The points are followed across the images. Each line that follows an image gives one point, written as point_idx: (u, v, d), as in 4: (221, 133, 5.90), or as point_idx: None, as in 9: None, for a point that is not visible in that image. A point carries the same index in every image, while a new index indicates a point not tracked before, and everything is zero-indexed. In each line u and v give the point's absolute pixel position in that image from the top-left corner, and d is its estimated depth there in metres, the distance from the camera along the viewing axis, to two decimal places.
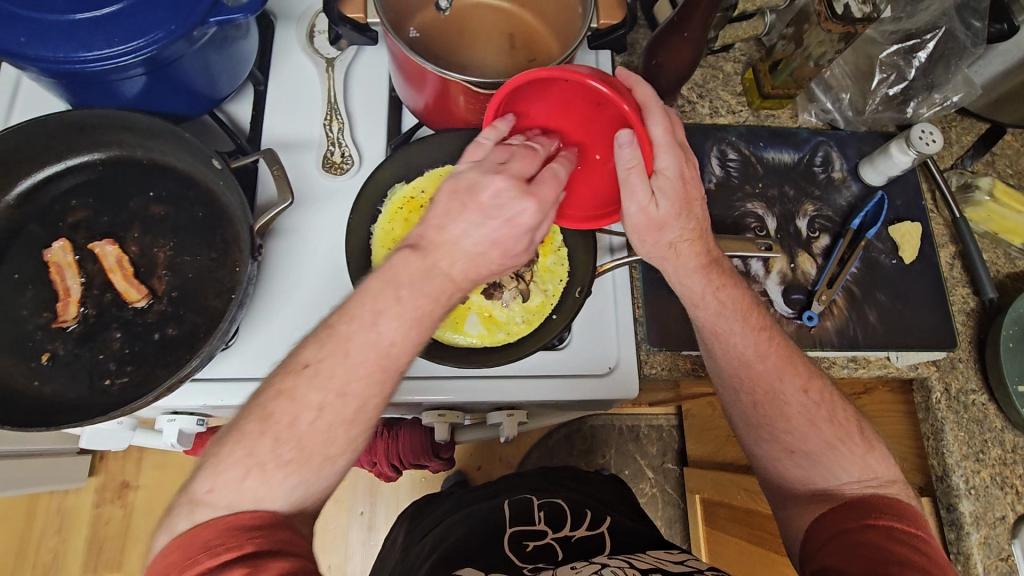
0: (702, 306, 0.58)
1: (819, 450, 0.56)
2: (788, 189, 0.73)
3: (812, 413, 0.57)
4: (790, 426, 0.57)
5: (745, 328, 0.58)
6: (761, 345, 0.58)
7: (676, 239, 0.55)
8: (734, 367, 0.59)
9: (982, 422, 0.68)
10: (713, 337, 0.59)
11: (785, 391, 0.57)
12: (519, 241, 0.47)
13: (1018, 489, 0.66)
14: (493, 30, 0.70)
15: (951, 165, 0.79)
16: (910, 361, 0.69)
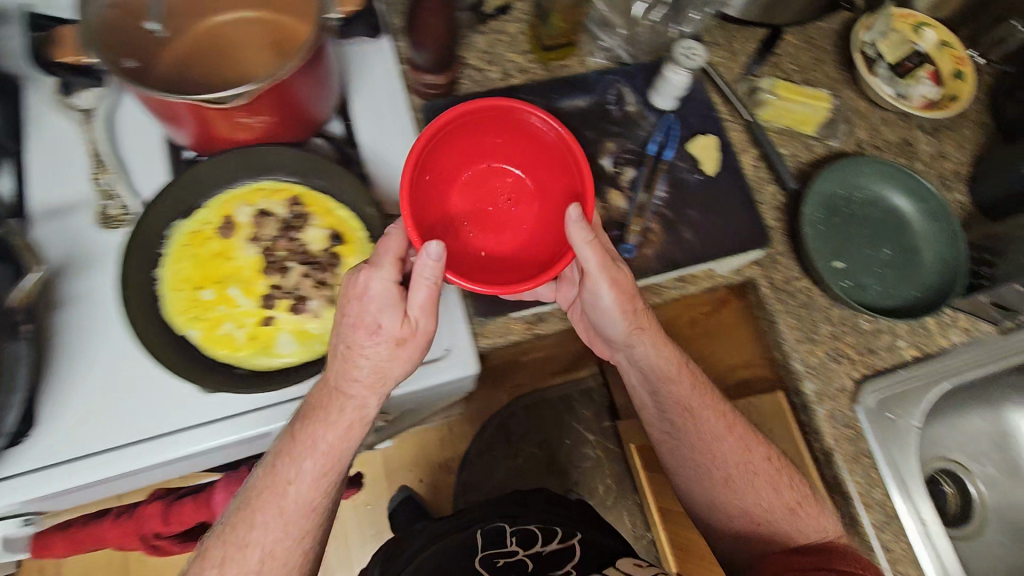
0: (670, 363, 0.66)
1: (764, 487, 0.66)
2: (587, 133, 0.74)
3: (775, 480, 0.66)
4: (750, 490, 0.65)
5: (700, 396, 0.67)
6: (724, 417, 0.68)
7: (637, 309, 0.63)
8: (703, 448, 0.67)
9: (809, 307, 0.72)
10: (683, 412, 0.67)
11: (754, 460, 0.66)
12: (379, 305, 0.54)
13: (852, 358, 0.70)
14: (256, 35, 0.67)
15: (740, 75, 0.82)
16: (732, 266, 0.72)
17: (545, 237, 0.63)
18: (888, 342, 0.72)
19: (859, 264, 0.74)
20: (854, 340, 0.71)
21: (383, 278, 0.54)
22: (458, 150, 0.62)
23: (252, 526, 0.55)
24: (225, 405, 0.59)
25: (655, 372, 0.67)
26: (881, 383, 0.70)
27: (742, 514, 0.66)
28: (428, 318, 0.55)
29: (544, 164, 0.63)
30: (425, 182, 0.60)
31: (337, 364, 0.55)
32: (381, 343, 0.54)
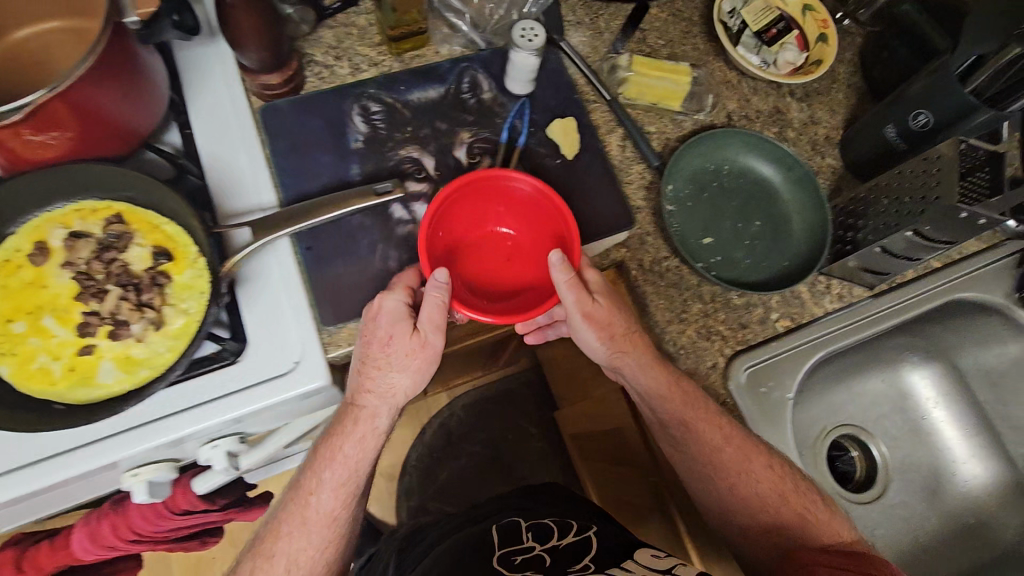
0: (663, 387, 0.65)
1: (774, 497, 0.66)
2: (440, 124, 0.71)
3: (777, 484, 0.66)
4: (763, 501, 0.65)
5: (699, 413, 0.65)
6: (726, 436, 0.65)
7: (625, 334, 0.65)
8: (706, 459, 0.65)
9: (680, 287, 0.70)
10: (682, 428, 0.65)
11: (754, 466, 0.65)
12: (389, 325, 0.60)
13: (723, 335, 0.70)
14: (63, 42, 0.61)
15: (605, 53, 0.80)
16: (598, 249, 0.71)
17: (545, 285, 0.67)
18: (760, 316, 0.71)
19: (730, 238, 0.73)
20: (726, 316, 0.70)
21: (397, 301, 0.60)
22: (466, 212, 0.68)
23: (290, 533, 0.63)
24: (47, 444, 0.56)
25: (650, 397, 0.65)
26: (750, 359, 0.70)
27: (764, 525, 0.66)
28: (436, 336, 0.61)
29: (539, 223, 0.68)
30: (438, 236, 0.66)
31: (355, 379, 0.62)
32: (392, 354, 0.60)
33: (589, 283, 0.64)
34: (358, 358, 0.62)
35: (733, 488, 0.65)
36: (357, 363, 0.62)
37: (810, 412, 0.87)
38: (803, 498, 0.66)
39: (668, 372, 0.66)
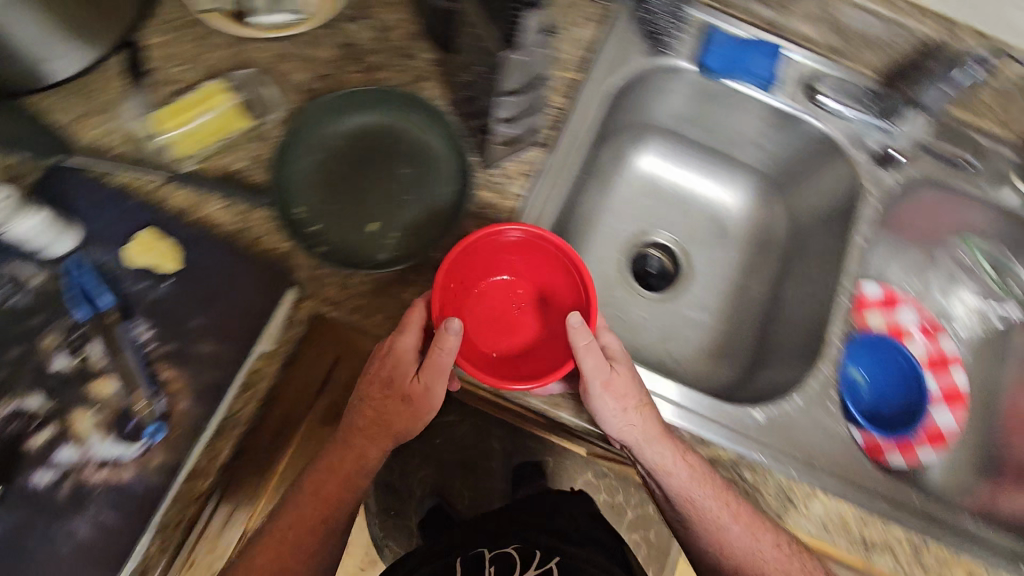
0: (675, 467, 0.62)
1: (768, 547, 0.62)
2: (15, 350, 0.57)
3: (785, 564, 0.62)
4: (752, 552, 0.63)
5: (701, 485, 0.62)
6: (733, 511, 0.62)
7: (641, 405, 0.62)
8: (710, 525, 0.63)
9: (382, 290, 0.64)
10: (685, 499, 0.63)
11: (764, 551, 0.62)
12: (401, 359, 0.58)
13: None
14: None
15: (133, 126, 0.66)
16: (279, 326, 0.61)
17: (551, 344, 0.64)
18: None
19: (391, 208, 0.67)
20: None
21: (407, 339, 0.58)
22: (481, 264, 0.64)
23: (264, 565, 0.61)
24: None
25: (661, 471, 0.63)
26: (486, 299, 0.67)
27: (757, 555, 0.63)
28: (434, 379, 0.58)
29: (547, 270, 0.65)
30: (450, 291, 0.61)
31: (356, 423, 0.62)
32: (391, 401, 0.60)
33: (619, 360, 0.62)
34: (371, 403, 0.61)
35: (720, 528, 0.63)
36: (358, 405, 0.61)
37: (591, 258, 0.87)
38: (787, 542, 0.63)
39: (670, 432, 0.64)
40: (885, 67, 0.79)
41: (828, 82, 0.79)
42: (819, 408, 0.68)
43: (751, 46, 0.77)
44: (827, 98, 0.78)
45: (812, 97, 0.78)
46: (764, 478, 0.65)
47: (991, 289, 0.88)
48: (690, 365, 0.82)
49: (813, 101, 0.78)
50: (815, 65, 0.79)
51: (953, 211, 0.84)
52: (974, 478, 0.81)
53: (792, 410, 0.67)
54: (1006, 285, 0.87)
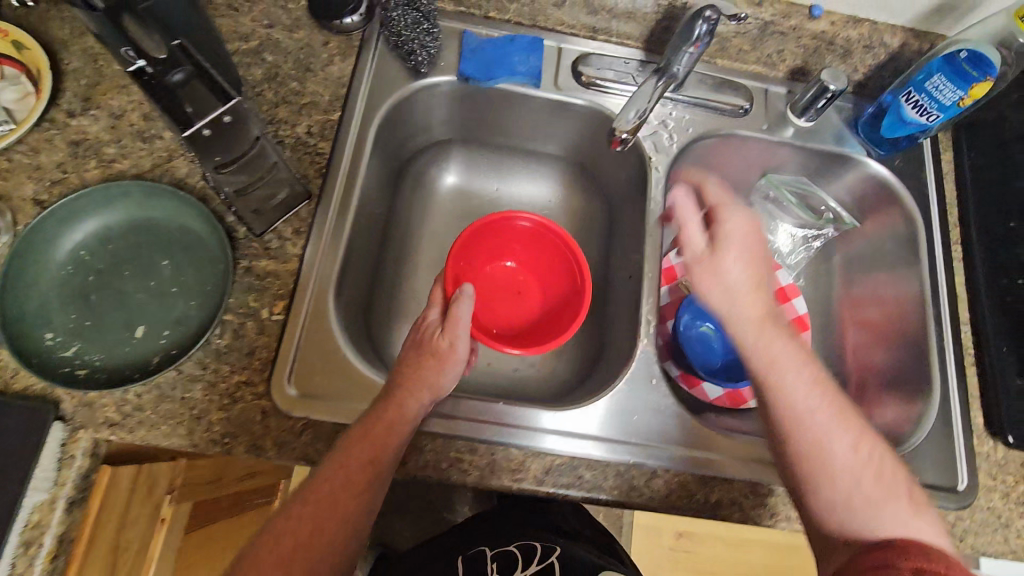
0: (766, 339, 0.59)
1: (865, 505, 0.54)
2: None
3: (860, 470, 0.55)
4: (828, 473, 0.55)
5: (808, 373, 0.59)
6: (811, 387, 0.58)
7: (754, 283, 0.62)
8: (818, 445, 0.56)
9: (166, 394, 0.61)
10: (767, 365, 0.59)
11: (835, 450, 0.55)
12: (429, 327, 0.67)
13: (245, 380, 0.62)
14: None
15: None
16: (52, 465, 0.57)
17: (553, 313, 0.79)
18: (255, 329, 0.64)
19: (159, 303, 0.63)
20: (231, 366, 0.62)
21: (431, 314, 0.68)
22: (487, 245, 0.80)
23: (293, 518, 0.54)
24: None
25: (731, 324, 0.62)
26: (284, 369, 0.63)
27: (851, 508, 0.54)
28: (457, 336, 0.65)
29: (546, 252, 0.81)
30: (467, 269, 0.77)
31: (415, 370, 0.63)
32: (426, 373, 0.63)
33: (723, 205, 0.66)
34: (405, 370, 0.63)
35: (820, 442, 0.56)
36: (455, 345, 0.65)
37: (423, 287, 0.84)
38: (866, 475, 0.55)
39: (773, 318, 0.61)
40: (644, 34, 0.79)
41: (594, 63, 0.78)
42: (646, 386, 0.69)
43: (508, 46, 0.76)
44: (597, 79, 0.77)
45: (581, 81, 0.78)
46: (604, 473, 0.63)
47: (805, 220, 0.88)
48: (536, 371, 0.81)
49: (586, 85, 0.78)
50: (578, 49, 0.79)
51: (744, 158, 0.84)
52: None
53: (620, 394, 0.68)
54: (819, 212, 0.87)
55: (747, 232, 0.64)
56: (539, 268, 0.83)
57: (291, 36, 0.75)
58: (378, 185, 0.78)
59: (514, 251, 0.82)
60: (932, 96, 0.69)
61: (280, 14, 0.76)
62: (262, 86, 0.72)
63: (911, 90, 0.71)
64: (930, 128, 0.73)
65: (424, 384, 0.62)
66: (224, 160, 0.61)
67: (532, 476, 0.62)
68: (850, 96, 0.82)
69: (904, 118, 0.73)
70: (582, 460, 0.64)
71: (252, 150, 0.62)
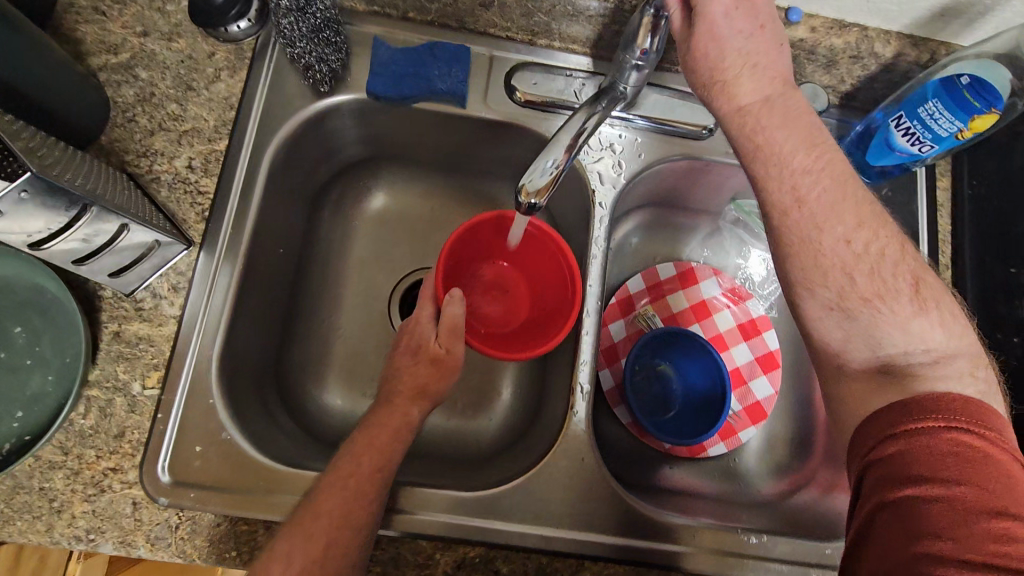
0: (740, 132, 0.53)
1: (866, 312, 0.48)
2: None
3: (860, 288, 0.49)
4: (824, 276, 0.49)
5: (791, 137, 0.51)
6: (799, 189, 0.50)
7: (749, 68, 0.52)
8: (834, 261, 0.49)
9: (22, 484, 0.53)
10: (751, 147, 0.52)
11: (825, 245, 0.49)
12: (427, 328, 0.60)
13: (115, 465, 0.55)
14: None
15: None
16: None
17: (543, 323, 0.63)
18: (126, 406, 0.56)
19: (8, 378, 0.54)
20: (98, 450, 0.55)
21: (427, 310, 0.61)
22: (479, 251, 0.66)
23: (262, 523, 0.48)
24: None
25: (723, 113, 0.54)
26: (159, 456, 0.55)
27: (854, 342, 0.49)
28: (454, 340, 0.59)
29: (541, 261, 0.65)
30: (454, 267, 0.64)
31: (409, 366, 0.59)
32: (431, 373, 0.59)
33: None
34: (403, 373, 0.59)
35: (842, 308, 0.49)
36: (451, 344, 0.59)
37: (347, 326, 0.74)
38: (898, 296, 0.48)
39: (762, 103, 0.52)
40: (593, 39, 0.66)
41: (529, 78, 0.66)
42: (576, 464, 0.61)
43: (427, 57, 0.64)
44: (534, 97, 0.66)
45: (516, 100, 0.66)
46: (523, 566, 0.57)
47: None
48: (470, 425, 0.73)
49: (522, 104, 0.66)
50: (515, 58, 0.67)
51: (713, 180, 0.74)
52: (790, 460, 0.74)
53: (554, 470, 0.61)
54: None
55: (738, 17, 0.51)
56: (533, 274, 0.67)
57: (169, 47, 0.62)
58: (284, 219, 0.67)
59: (507, 253, 0.67)
60: (927, 125, 0.58)
61: (156, 19, 0.63)
62: (134, 109, 0.61)
63: (902, 114, 0.60)
64: (923, 158, 0.62)
65: (409, 370, 0.59)
66: (45, 236, 0.47)
67: (441, 571, 0.56)
68: (834, 110, 0.69)
69: (892, 145, 0.62)
70: (499, 551, 0.57)
71: (82, 223, 0.48)
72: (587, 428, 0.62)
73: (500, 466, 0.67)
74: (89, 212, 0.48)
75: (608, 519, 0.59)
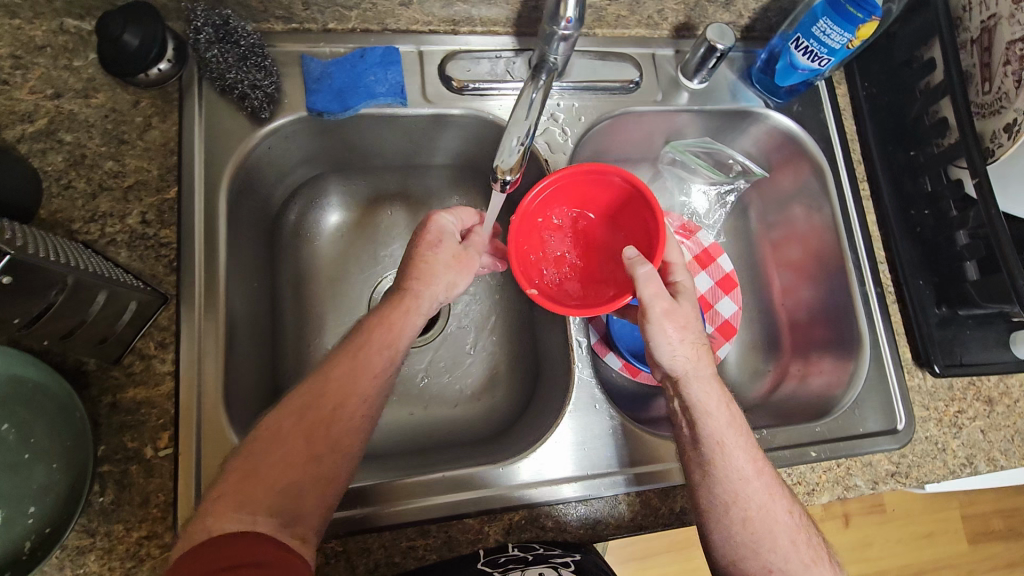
0: (717, 410, 0.57)
1: (800, 572, 0.55)
2: None
3: (794, 533, 0.56)
4: (773, 540, 0.55)
5: (739, 434, 0.57)
6: (756, 462, 0.57)
7: (690, 357, 0.58)
8: (764, 550, 0.55)
9: None
10: (717, 446, 0.56)
11: (778, 516, 0.56)
12: (450, 239, 0.62)
13: (146, 532, 0.54)
14: None
15: None
16: None
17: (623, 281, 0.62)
18: (143, 471, 0.55)
19: (9, 478, 0.50)
20: (123, 524, 0.54)
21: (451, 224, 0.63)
22: (557, 192, 0.63)
23: (228, 517, 0.46)
24: None
25: (700, 412, 0.57)
26: (191, 502, 0.55)
27: None
28: (466, 254, 0.63)
29: (633, 218, 0.63)
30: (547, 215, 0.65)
31: (426, 275, 0.59)
32: (452, 271, 0.61)
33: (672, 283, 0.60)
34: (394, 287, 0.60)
35: (783, 569, 0.54)
36: (471, 258, 0.63)
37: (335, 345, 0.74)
38: (824, 559, 0.56)
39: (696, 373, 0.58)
40: (513, 17, 0.69)
41: (462, 65, 0.68)
42: (589, 412, 0.66)
43: (359, 64, 0.65)
44: (472, 83, 0.68)
45: (453, 88, 0.68)
46: (565, 516, 0.61)
47: (714, 178, 0.83)
48: (476, 407, 0.76)
49: (460, 92, 0.68)
50: (442, 49, 0.69)
51: (646, 129, 0.78)
52: (764, 361, 0.82)
53: (573, 422, 0.65)
54: (727, 166, 0.82)
55: (674, 322, 0.57)
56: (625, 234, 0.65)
57: (87, 103, 0.60)
58: (249, 252, 0.67)
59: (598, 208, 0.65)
60: (821, 41, 0.66)
61: (66, 77, 0.60)
62: (67, 175, 0.58)
63: (799, 36, 0.67)
64: (823, 72, 0.70)
65: (428, 282, 0.59)
66: (28, 320, 0.46)
67: (493, 540, 0.60)
68: (739, 45, 0.77)
69: (795, 64, 0.69)
70: (541, 509, 0.61)
71: (62, 298, 0.47)
72: (592, 375, 0.67)
73: (518, 434, 0.70)
74: (67, 286, 0.47)
75: (629, 451, 0.65)
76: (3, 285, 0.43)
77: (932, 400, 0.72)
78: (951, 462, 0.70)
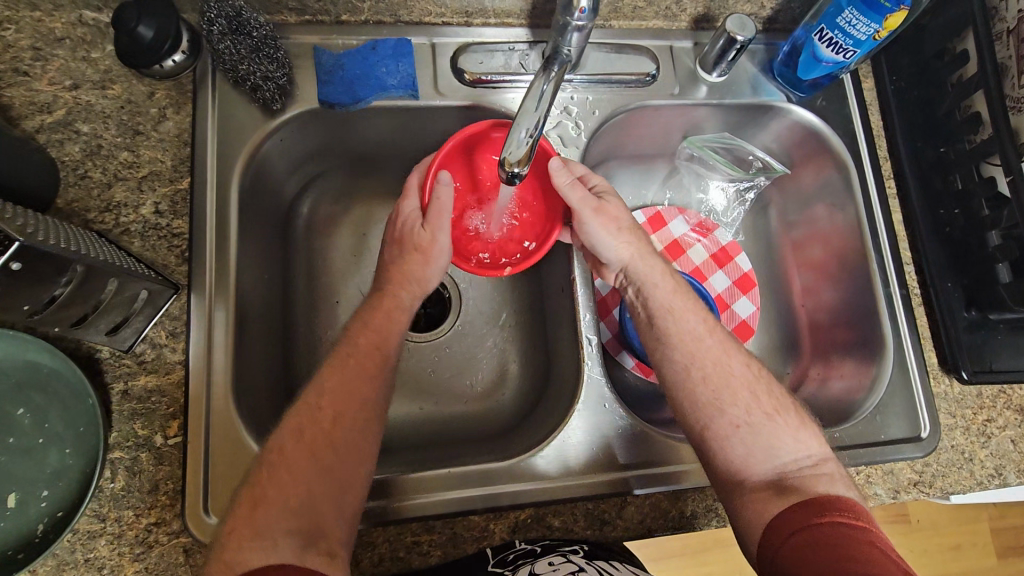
0: (660, 281, 0.62)
1: (765, 422, 0.56)
2: None
3: (751, 383, 0.58)
4: (732, 393, 0.57)
5: (685, 298, 0.62)
6: (705, 321, 0.61)
7: (627, 239, 0.62)
8: (724, 400, 0.57)
9: (65, 560, 0.53)
10: (668, 312, 0.61)
11: (732, 369, 0.58)
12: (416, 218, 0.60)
13: (154, 518, 0.54)
14: None
15: None
16: None
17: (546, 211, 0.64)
18: (152, 459, 0.55)
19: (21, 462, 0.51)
20: (132, 510, 0.54)
21: (412, 206, 0.61)
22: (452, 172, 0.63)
23: (249, 541, 0.46)
24: None
25: (647, 285, 0.62)
26: (200, 494, 0.55)
27: (754, 459, 0.55)
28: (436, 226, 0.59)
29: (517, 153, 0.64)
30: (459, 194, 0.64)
31: (397, 269, 0.60)
32: (420, 257, 0.60)
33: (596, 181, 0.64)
34: (404, 282, 0.60)
35: (749, 422, 0.56)
36: (435, 231, 0.59)
37: None
38: (788, 410, 0.58)
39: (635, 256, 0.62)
40: (527, 9, 0.68)
41: (474, 58, 0.68)
42: (599, 411, 0.64)
43: (371, 56, 0.65)
44: (484, 75, 0.67)
45: (465, 81, 0.67)
46: (572, 515, 0.60)
47: (732, 174, 0.80)
48: (484, 402, 0.75)
49: (472, 84, 0.67)
50: (455, 41, 0.68)
51: (662, 124, 0.76)
52: (783, 364, 0.80)
53: (583, 420, 0.64)
54: (747, 163, 0.80)
55: (608, 214, 0.61)
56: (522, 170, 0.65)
57: (104, 95, 0.60)
58: (261, 244, 0.67)
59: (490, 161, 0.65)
60: (846, 32, 0.63)
61: (83, 68, 0.61)
62: (85, 165, 0.59)
63: (823, 27, 0.65)
64: (847, 64, 0.68)
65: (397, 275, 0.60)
66: (41, 305, 0.47)
67: (499, 538, 0.59)
68: (760, 37, 0.75)
69: (819, 56, 0.67)
70: (548, 507, 0.60)
71: (73, 286, 0.47)
72: (602, 374, 0.66)
73: (527, 430, 0.69)
74: (79, 273, 0.47)
75: (639, 452, 0.63)
76: (13, 271, 0.43)
77: (959, 408, 0.69)
78: (978, 473, 0.67)
